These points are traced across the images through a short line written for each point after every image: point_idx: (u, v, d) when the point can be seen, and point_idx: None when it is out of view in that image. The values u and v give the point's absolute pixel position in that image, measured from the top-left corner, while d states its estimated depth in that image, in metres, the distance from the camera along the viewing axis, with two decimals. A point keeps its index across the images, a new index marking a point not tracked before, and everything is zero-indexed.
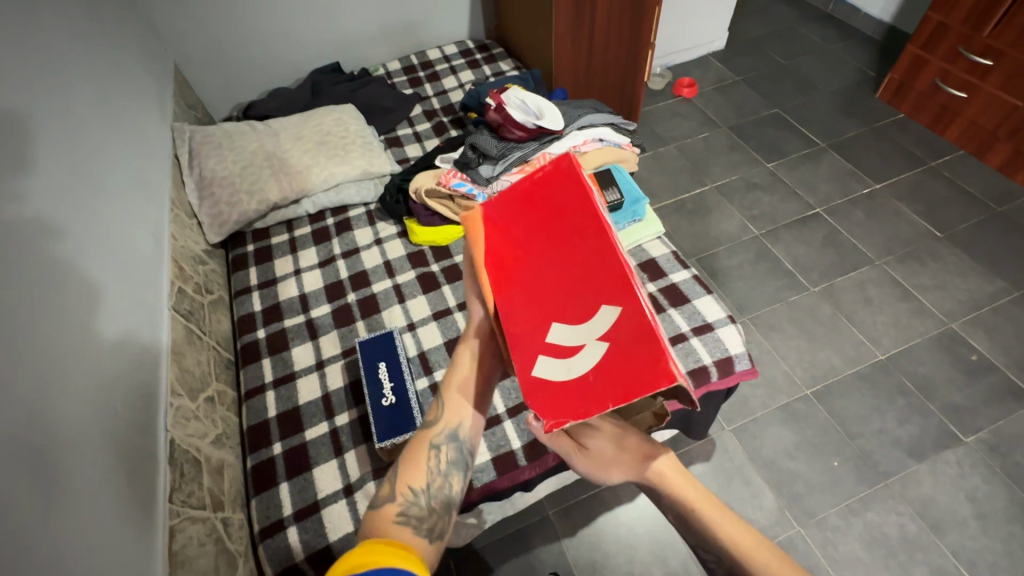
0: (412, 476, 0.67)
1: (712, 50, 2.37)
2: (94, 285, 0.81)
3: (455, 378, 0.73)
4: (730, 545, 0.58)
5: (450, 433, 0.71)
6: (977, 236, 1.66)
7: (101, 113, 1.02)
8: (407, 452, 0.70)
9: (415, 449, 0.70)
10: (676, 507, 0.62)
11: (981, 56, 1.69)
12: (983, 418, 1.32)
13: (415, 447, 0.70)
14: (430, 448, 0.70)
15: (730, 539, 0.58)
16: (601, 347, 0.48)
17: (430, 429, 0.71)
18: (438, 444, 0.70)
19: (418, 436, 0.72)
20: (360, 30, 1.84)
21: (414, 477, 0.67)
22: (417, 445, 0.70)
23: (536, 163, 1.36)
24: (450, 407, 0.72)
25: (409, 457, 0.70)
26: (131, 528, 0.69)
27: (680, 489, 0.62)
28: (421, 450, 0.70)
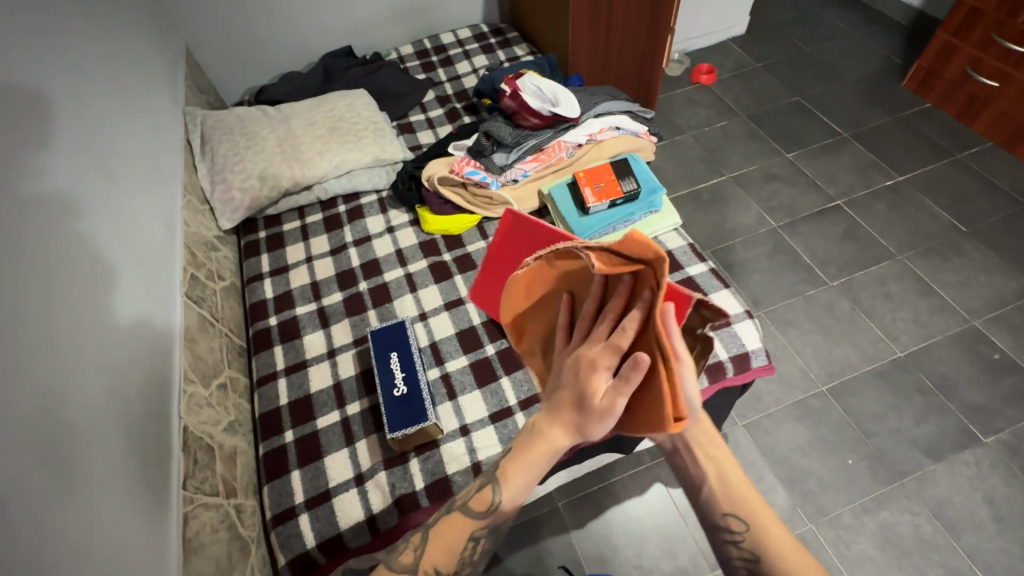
0: (438, 557, 0.59)
1: (732, 36, 2.30)
2: (110, 270, 0.81)
3: (530, 454, 0.57)
4: (764, 515, 0.54)
5: (492, 526, 0.60)
6: (1004, 231, 1.61)
7: (113, 92, 1.01)
8: (439, 526, 0.62)
9: (450, 533, 0.60)
10: (714, 467, 0.57)
11: (1016, 43, 1.62)
12: (1003, 419, 1.29)
13: (451, 528, 0.60)
14: (466, 539, 0.60)
15: (759, 511, 0.55)
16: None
17: (477, 514, 0.59)
18: (475, 536, 0.60)
19: (455, 517, 0.61)
20: (373, 13, 1.81)
21: (441, 558, 0.59)
22: (451, 523, 0.61)
23: (551, 151, 1.34)
24: (511, 487, 0.58)
25: (441, 532, 0.61)
26: (146, 515, 0.69)
27: (722, 458, 0.57)
28: (455, 537, 0.60)
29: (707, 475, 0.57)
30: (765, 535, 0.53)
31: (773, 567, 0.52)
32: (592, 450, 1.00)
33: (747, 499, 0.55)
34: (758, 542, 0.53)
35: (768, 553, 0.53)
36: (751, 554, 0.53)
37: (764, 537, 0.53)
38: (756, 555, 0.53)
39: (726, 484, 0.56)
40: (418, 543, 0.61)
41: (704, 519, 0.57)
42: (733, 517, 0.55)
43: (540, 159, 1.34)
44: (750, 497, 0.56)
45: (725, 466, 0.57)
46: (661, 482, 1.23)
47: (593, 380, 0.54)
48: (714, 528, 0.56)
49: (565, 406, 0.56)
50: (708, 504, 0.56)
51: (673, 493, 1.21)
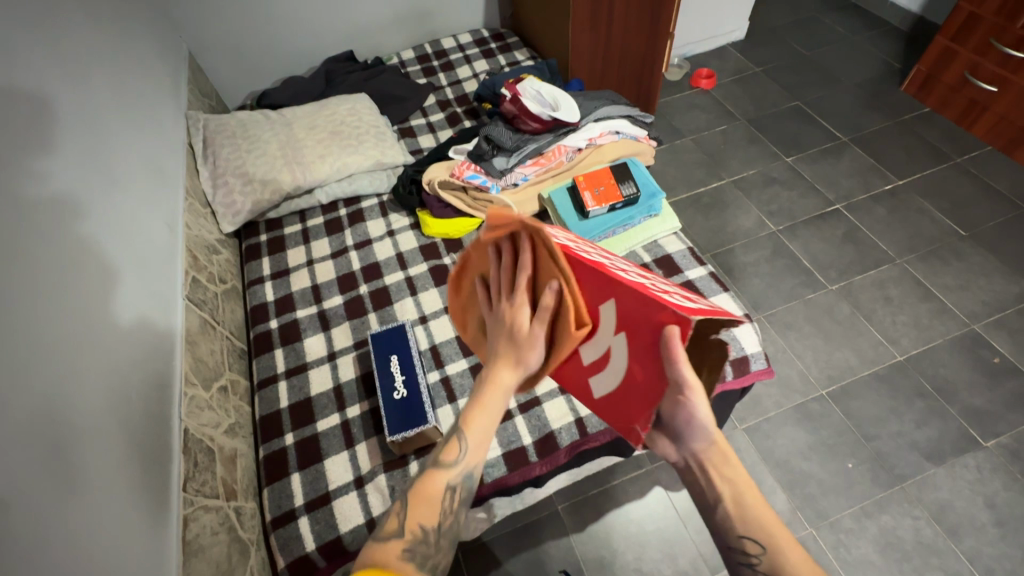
0: (423, 514, 0.56)
1: (732, 41, 2.31)
2: (111, 273, 0.81)
3: (484, 398, 0.59)
4: (780, 531, 0.53)
5: (468, 473, 0.59)
6: (1003, 235, 1.61)
7: (116, 97, 1.02)
8: (418, 485, 0.59)
9: (428, 484, 0.58)
10: (728, 487, 0.57)
11: (1015, 48, 1.63)
12: (1004, 423, 1.29)
13: (428, 484, 0.58)
14: (446, 490, 0.58)
15: (773, 526, 0.54)
16: (619, 337, 0.58)
17: (450, 465, 0.59)
18: (454, 485, 0.59)
19: (428, 473, 0.59)
20: (375, 18, 1.82)
21: (426, 515, 0.56)
22: (429, 481, 0.58)
23: (551, 155, 1.35)
24: (475, 431, 0.59)
25: (420, 492, 0.58)
26: (146, 517, 0.69)
27: (737, 476, 0.57)
28: (432, 490, 0.58)
29: (722, 496, 0.57)
30: (785, 560, 0.51)
31: None
32: (591, 453, 1.01)
33: (763, 519, 0.54)
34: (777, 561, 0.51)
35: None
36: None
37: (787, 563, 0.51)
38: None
39: (741, 503, 0.56)
40: (400, 506, 0.57)
41: (720, 540, 0.56)
42: (749, 539, 0.54)
43: (540, 163, 1.35)
44: (763, 514, 0.55)
45: (739, 482, 0.57)
46: (661, 485, 1.23)
47: (516, 318, 0.60)
48: (730, 549, 0.55)
49: (503, 350, 0.61)
50: (725, 526, 0.56)
51: (672, 497, 1.21)
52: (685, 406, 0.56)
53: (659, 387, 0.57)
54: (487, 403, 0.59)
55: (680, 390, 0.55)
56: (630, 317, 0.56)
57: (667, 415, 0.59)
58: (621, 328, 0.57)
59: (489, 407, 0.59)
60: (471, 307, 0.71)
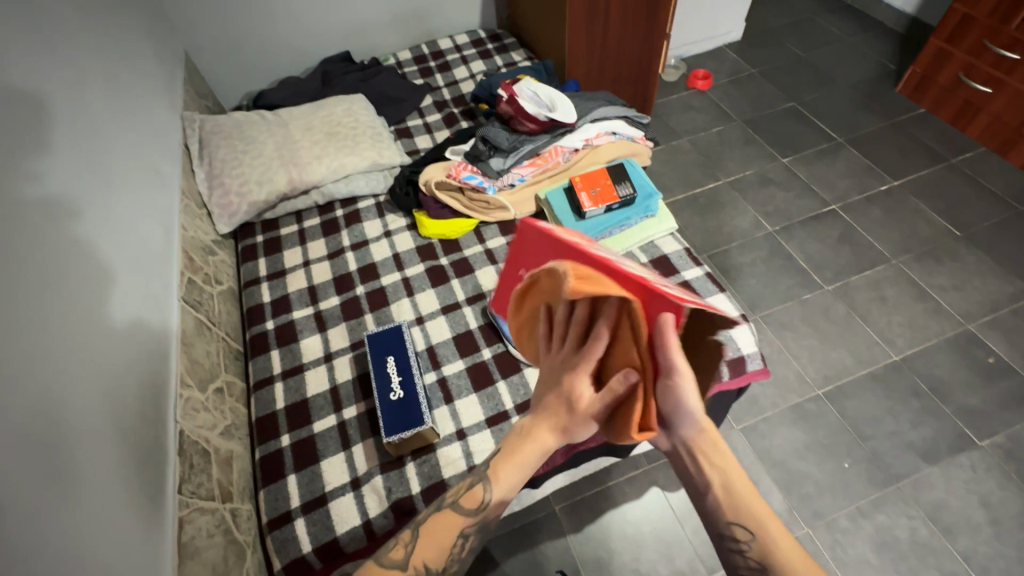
0: (430, 553, 0.59)
1: (728, 42, 2.32)
2: (105, 273, 0.81)
3: (519, 453, 0.61)
4: (767, 517, 0.53)
5: (483, 524, 0.61)
6: (998, 236, 1.62)
7: (111, 97, 1.01)
8: (431, 523, 0.62)
9: (442, 526, 0.61)
10: (717, 472, 0.56)
11: (1009, 49, 1.64)
12: (998, 422, 1.29)
13: (443, 526, 0.61)
14: (457, 537, 0.61)
15: (761, 512, 0.54)
16: None
17: (469, 511, 0.61)
18: (465, 534, 0.61)
19: (447, 514, 0.62)
20: (371, 19, 1.82)
21: (433, 556, 0.59)
22: (444, 523, 0.61)
23: (548, 156, 1.36)
24: (501, 484, 0.61)
25: (433, 531, 0.61)
26: (141, 520, 0.69)
27: (725, 461, 0.56)
28: (447, 531, 0.61)
29: (711, 482, 0.56)
30: (771, 544, 0.52)
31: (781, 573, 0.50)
32: (588, 453, 1.00)
33: (749, 503, 0.54)
34: (765, 548, 0.52)
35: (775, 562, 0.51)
36: (757, 563, 0.52)
37: (771, 547, 0.51)
38: (762, 564, 0.51)
39: (730, 488, 0.55)
40: (410, 538, 0.61)
41: (711, 527, 0.56)
42: (738, 525, 0.54)
43: (537, 164, 1.35)
44: (751, 498, 0.55)
45: (729, 467, 0.56)
46: (658, 485, 1.23)
47: (576, 390, 0.59)
48: (719, 536, 0.55)
49: (551, 413, 0.60)
50: (713, 512, 0.56)
51: (670, 497, 1.21)
52: (674, 392, 0.55)
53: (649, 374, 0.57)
54: (523, 456, 0.61)
55: (668, 375, 0.55)
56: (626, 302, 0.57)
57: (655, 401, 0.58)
58: None
59: (524, 460, 0.61)
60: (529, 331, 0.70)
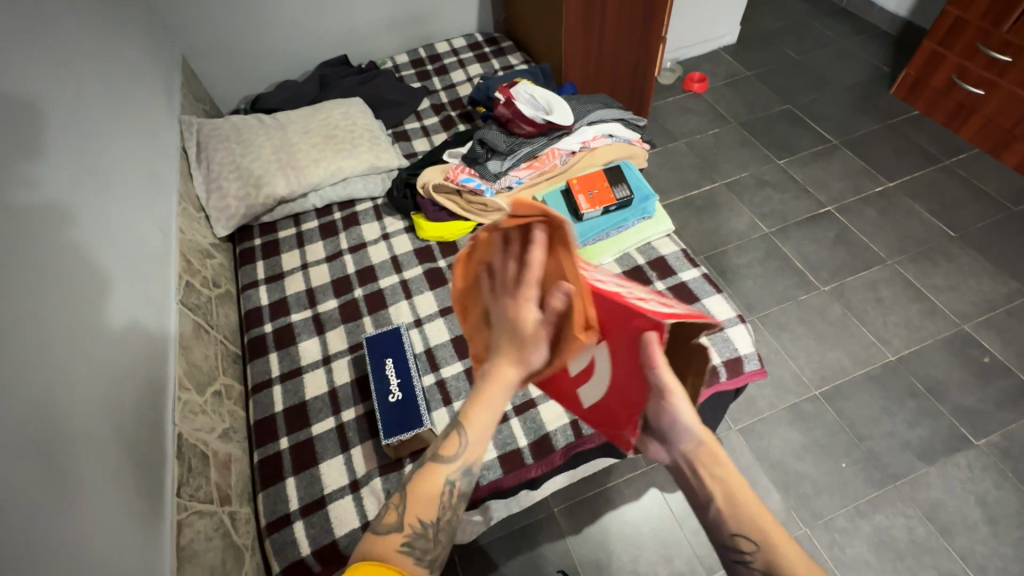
0: (421, 508, 0.57)
1: (724, 45, 2.33)
2: (102, 277, 0.81)
3: (486, 393, 0.59)
4: (773, 530, 0.49)
5: (467, 469, 0.58)
6: (992, 236, 1.63)
7: (106, 100, 1.01)
8: (415, 479, 0.59)
9: (425, 481, 0.58)
10: (716, 483, 0.52)
11: (1000, 52, 1.66)
12: (994, 422, 1.30)
13: (427, 478, 0.58)
14: (444, 484, 0.58)
15: (765, 523, 0.49)
16: (600, 345, 0.58)
17: (449, 459, 0.58)
18: (452, 479, 0.58)
19: (428, 467, 0.59)
20: (368, 23, 1.83)
21: (423, 509, 0.57)
22: (427, 478, 0.58)
23: (545, 158, 1.36)
24: (475, 427, 0.58)
25: (419, 484, 0.58)
26: (140, 523, 0.69)
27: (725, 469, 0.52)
28: (432, 485, 0.58)
29: (712, 494, 0.51)
30: (777, 555, 0.47)
31: None
32: (586, 454, 1.01)
33: (753, 512, 0.50)
34: (770, 562, 0.47)
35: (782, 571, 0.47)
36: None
37: (778, 556, 0.47)
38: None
39: (732, 500, 0.51)
40: (398, 501, 0.58)
41: (713, 541, 0.51)
42: (742, 537, 0.49)
43: (534, 167, 1.36)
44: (752, 508, 0.50)
45: (731, 477, 0.52)
46: (656, 486, 1.23)
47: (523, 317, 0.59)
48: (723, 546, 0.50)
49: (506, 345, 0.60)
50: (717, 524, 0.51)
51: (668, 498, 1.21)
52: (668, 409, 0.54)
53: (642, 394, 0.57)
54: (489, 396, 0.59)
55: (659, 395, 0.55)
56: (607, 319, 0.56)
57: (652, 418, 0.56)
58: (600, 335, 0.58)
59: (490, 400, 0.59)
60: (467, 300, 0.68)
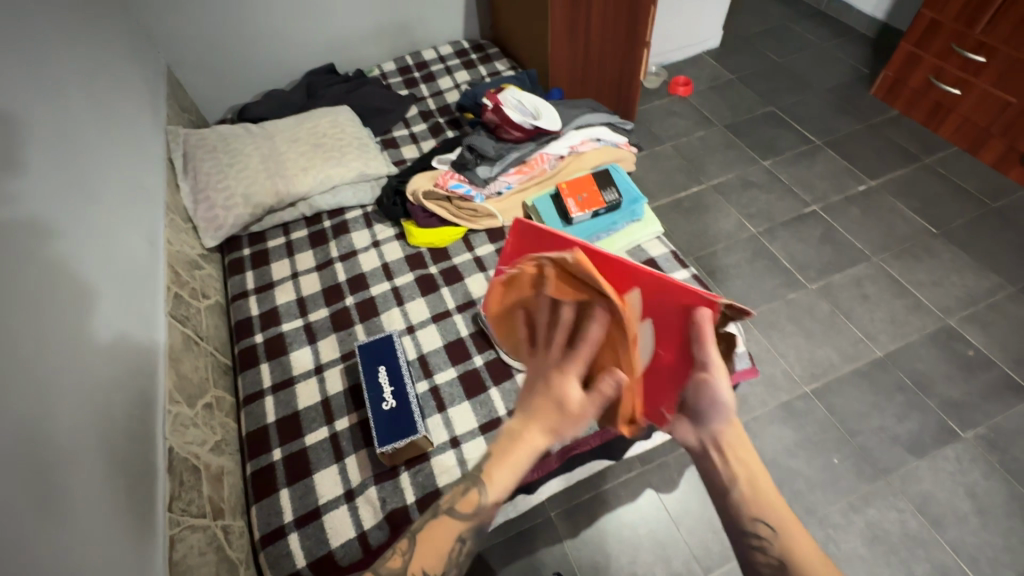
0: (426, 559, 0.61)
1: (707, 49, 2.37)
2: (89, 291, 0.80)
3: (512, 454, 0.64)
4: (786, 515, 0.55)
5: (477, 529, 0.63)
6: (973, 232, 1.66)
7: (89, 112, 1.00)
8: (426, 527, 0.64)
9: (439, 533, 0.63)
10: (738, 472, 0.58)
11: (974, 52, 1.70)
12: (980, 414, 1.32)
13: (438, 532, 0.63)
14: (453, 544, 0.62)
15: (780, 508, 0.56)
16: (647, 331, 0.71)
17: (462, 518, 0.62)
18: (463, 539, 0.63)
19: (441, 521, 0.63)
20: (355, 31, 1.83)
21: (430, 562, 0.61)
22: (437, 531, 0.63)
23: (534, 163, 1.37)
24: (496, 486, 0.63)
25: (428, 535, 0.63)
26: (131, 540, 0.67)
27: (747, 458, 0.60)
28: (443, 539, 0.62)
29: (736, 478, 0.58)
30: (792, 539, 0.53)
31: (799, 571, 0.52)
32: (582, 457, 1.01)
33: (772, 502, 0.56)
34: (786, 545, 0.53)
35: (795, 559, 0.52)
36: (778, 561, 0.52)
37: (792, 541, 0.53)
38: (783, 561, 0.52)
39: (754, 487, 0.57)
40: (406, 547, 0.63)
41: (730, 523, 0.57)
42: (761, 522, 0.55)
43: (523, 171, 1.36)
44: (769, 495, 0.57)
45: (750, 465, 0.59)
46: (652, 487, 1.23)
47: (569, 390, 0.67)
48: (741, 532, 0.55)
49: (542, 413, 0.66)
50: (737, 508, 0.57)
51: (664, 498, 1.22)
52: (709, 386, 0.64)
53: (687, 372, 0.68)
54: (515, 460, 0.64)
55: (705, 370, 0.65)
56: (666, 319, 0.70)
57: (691, 398, 0.66)
58: (652, 326, 0.71)
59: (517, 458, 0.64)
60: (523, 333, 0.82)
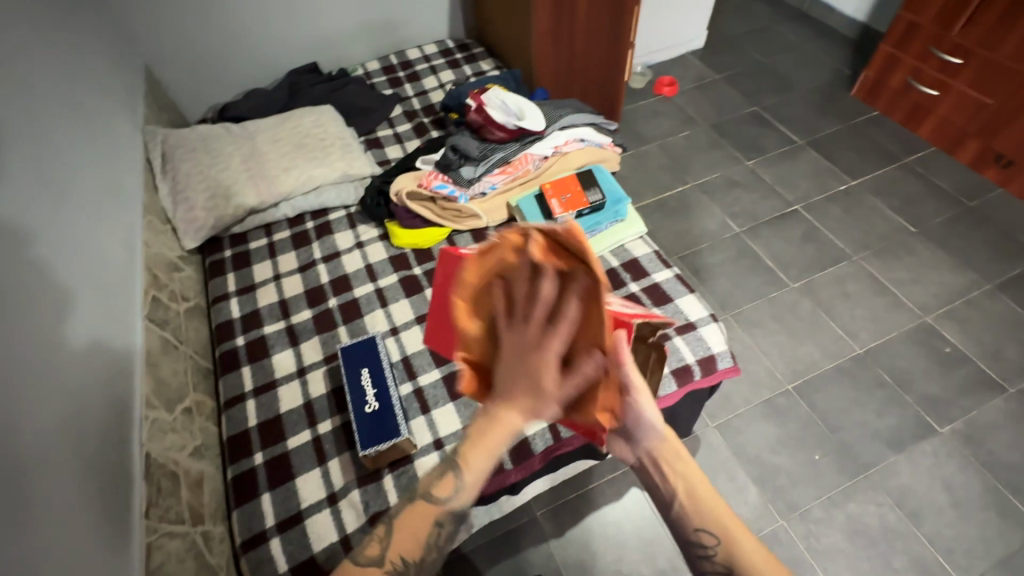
0: (403, 545, 0.59)
1: (692, 49, 2.38)
2: (64, 294, 0.78)
3: (489, 437, 0.57)
4: (729, 520, 0.54)
5: (462, 510, 0.59)
6: (950, 230, 1.70)
7: (65, 113, 0.98)
8: (401, 515, 0.61)
9: (414, 519, 0.59)
10: (677, 484, 0.57)
11: (952, 54, 1.74)
12: (957, 408, 1.35)
13: (414, 516, 0.59)
14: (432, 526, 0.59)
15: (722, 515, 0.55)
16: None
17: (442, 501, 0.58)
18: (441, 523, 0.60)
19: (418, 505, 0.60)
20: (339, 30, 1.81)
21: (406, 547, 0.59)
22: (413, 517, 0.60)
23: (518, 164, 1.36)
24: (472, 471, 0.57)
25: (403, 522, 0.60)
26: (106, 550, 0.66)
27: (685, 467, 0.58)
28: (419, 523, 0.59)
29: (676, 490, 0.57)
30: (736, 547, 0.52)
31: None
32: (565, 457, 1.01)
33: (714, 510, 0.55)
34: (729, 551, 0.52)
35: (738, 564, 0.52)
36: (724, 567, 0.52)
37: (735, 549, 0.52)
38: (729, 568, 0.52)
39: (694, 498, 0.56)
40: (382, 532, 0.60)
41: (676, 533, 0.56)
42: (705, 531, 0.54)
43: (508, 172, 1.35)
44: (711, 504, 0.56)
45: (690, 473, 0.57)
46: (637, 485, 1.24)
47: (548, 368, 0.57)
48: (686, 543, 0.55)
49: (518, 394, 0.57)
50: (680, 520, 0.56)
51: (649, 496, 1.22)
52: (631, 407, 0.60)
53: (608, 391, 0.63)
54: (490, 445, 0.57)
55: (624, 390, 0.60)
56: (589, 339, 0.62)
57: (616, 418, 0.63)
58: None
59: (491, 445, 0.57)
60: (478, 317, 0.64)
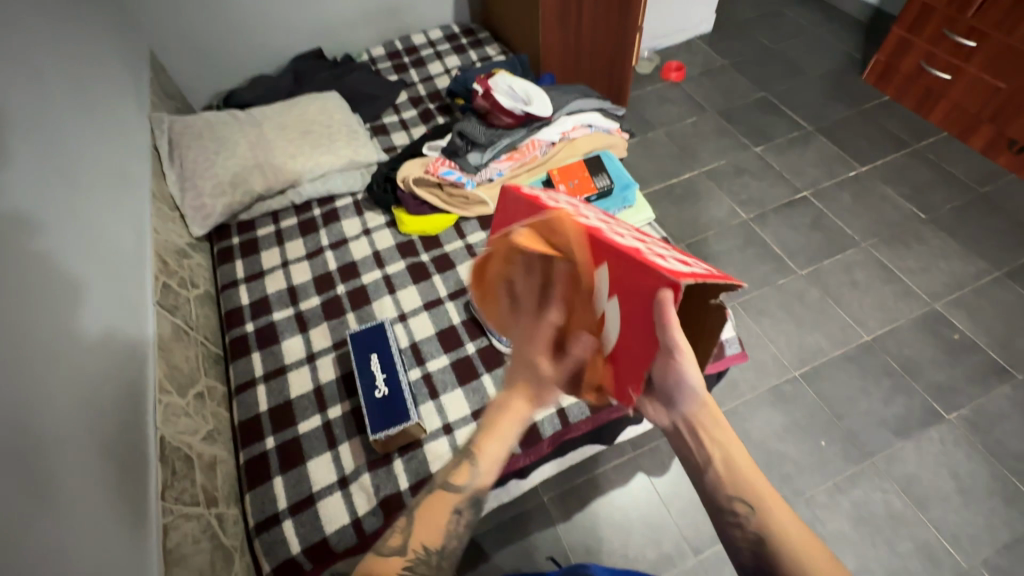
0: (427, 534, 0.59)
1: (700, 34, 2.35)
2: (76, 283, 0.78)
3: (501, 424, 0.66)
4: (767, 491, 0.53)
5: (475, 498, 0.62)
6: (960, 218, 1.68)
7: (73, 101, 0.98)
8: (423, 504, 0.62)
9: (437, 507, 0.61)
10: (713, 452, 0.56)
11: (967, 37, 1.70)
12: (964, 397, 1.35)
13: (437, 503, 0.62)
14: (450, 513, 0.61)
15: (761, 486, 0.53)
16: (613, 301, 0.58)
17: (458, 488, 0.62)
18: (459, 509, 0.62)
19: (437, 495, 0.62)
20: (343, 16, 1.80)
21: (429, 536, 0.59)
22: (436, 503, 0.62)
23: (525, 149, 1.35)
24: (486, 458, 0.63)
25: (427, 508, 0.62)
26: (125, 531, 0.68)
27: (721, 435, 0.56)
28: (441, 509, 0.61)
29: (712, 457, 0.55)
30: (770, 515, 0.51)
31: (777, 550, 0.50)
32: (574, 442, 1.02)
33: (751, 479, 0.54)
34: (763, 520, 0.51)
35: (773, 535, 0.50)
36: (757, 536, 0.51)
37: (772, 519, 0.51)
38: (761, 537, 0.51)
39: (732, 469, 0.54)
40: (403, 524, 0.61)
41: (708, 501, 0.55)
42: (738, 499, 0.53)
43: (514, 158, 1.35)
44: (747, 473, 0.54)
45: (727, 444, 0.56)
46: (644, 471, 1.25)
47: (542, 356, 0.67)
48: (718, 510, 0.54)
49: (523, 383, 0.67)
50: (713, 487, 0.54)
51: (655, 482, 1.24)
52: (676, 370, 0.55)
53: (650, 350, 0.57)
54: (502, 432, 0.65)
55: (670, 353, 0.54)
56: (627, 293, 0.55)
57: (657, 378, 0.58)
58: (615, 293, 0.57)
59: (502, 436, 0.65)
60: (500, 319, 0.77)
